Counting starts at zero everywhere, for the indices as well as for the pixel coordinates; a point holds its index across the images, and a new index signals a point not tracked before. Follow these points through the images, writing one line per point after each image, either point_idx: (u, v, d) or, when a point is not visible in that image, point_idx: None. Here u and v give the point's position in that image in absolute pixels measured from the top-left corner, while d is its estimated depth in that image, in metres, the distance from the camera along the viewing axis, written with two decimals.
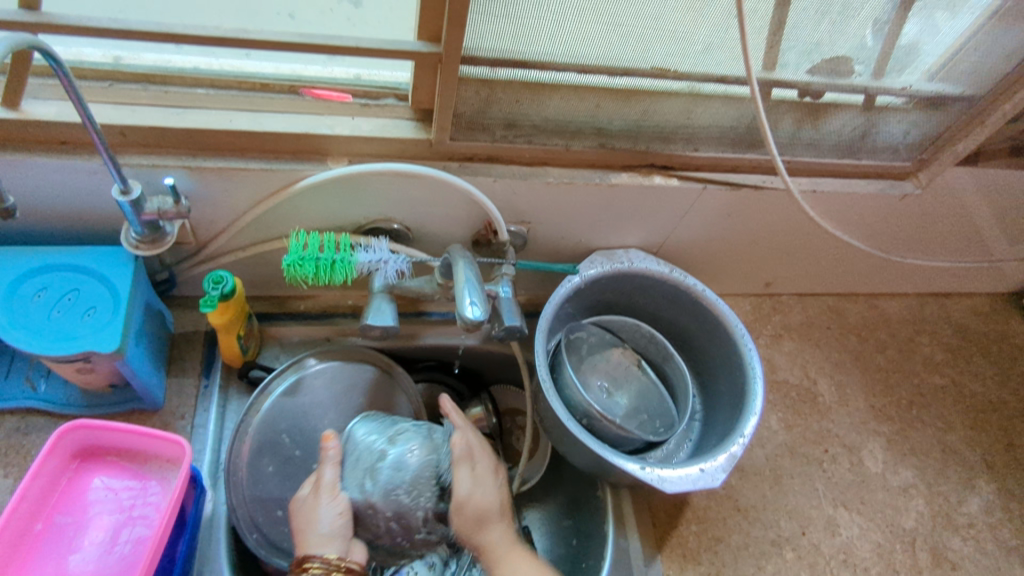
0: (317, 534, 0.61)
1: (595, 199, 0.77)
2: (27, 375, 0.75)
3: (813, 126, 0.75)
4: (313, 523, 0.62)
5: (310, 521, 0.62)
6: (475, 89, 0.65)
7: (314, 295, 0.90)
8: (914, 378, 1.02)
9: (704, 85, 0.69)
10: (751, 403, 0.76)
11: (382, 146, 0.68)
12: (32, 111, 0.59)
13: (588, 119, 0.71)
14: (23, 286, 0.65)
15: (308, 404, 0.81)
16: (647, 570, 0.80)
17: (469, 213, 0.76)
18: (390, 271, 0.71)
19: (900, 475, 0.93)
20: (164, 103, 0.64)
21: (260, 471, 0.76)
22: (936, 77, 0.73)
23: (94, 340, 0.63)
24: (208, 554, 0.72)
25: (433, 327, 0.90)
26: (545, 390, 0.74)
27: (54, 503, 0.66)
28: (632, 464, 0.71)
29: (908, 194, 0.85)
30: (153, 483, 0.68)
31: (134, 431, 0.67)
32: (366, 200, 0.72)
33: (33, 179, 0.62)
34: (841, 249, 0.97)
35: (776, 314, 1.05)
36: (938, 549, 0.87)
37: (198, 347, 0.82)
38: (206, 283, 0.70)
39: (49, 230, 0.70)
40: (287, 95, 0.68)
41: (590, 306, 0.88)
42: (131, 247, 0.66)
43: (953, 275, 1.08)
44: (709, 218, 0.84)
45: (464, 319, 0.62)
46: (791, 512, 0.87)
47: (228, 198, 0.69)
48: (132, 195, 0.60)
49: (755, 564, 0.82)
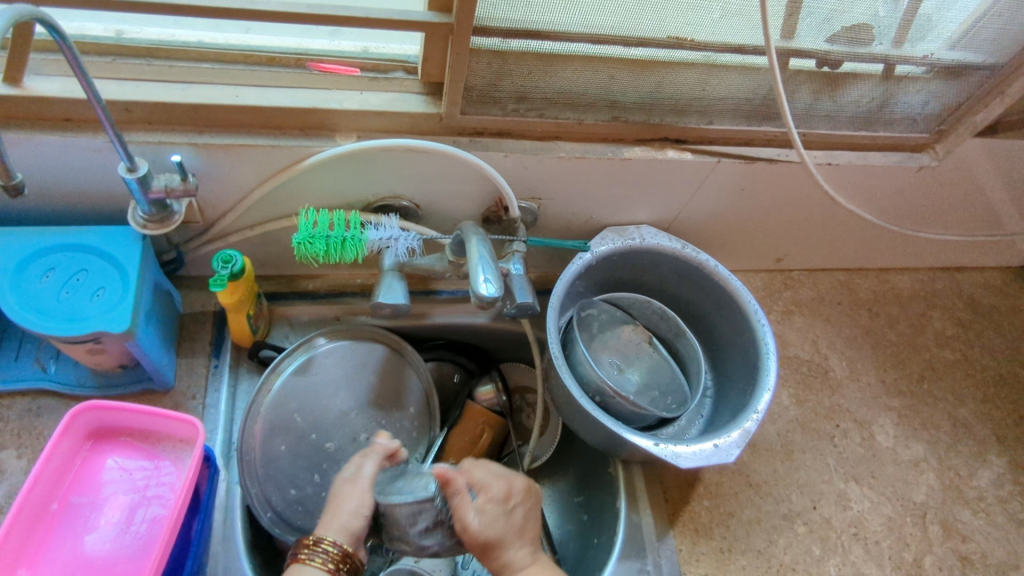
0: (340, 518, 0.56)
1: (607, 173, 0.76)
2: (37, 356, 0.74)
3: (831, 97, 0.74)
4: (340, 512, 0.57)
5: (338, 506, 0.57)
6: (487, 61, 0.63)
7: (322, 274, 0.89)
8: (925, 353, 1.02)
9: (721, 56, 0.67)
10: (765, 379, 0.76)
11: (391, 121, 0.67)
12: (35, 87, 0.58)
13: (601, 91, 0.69)
14: (29, 267, 0.64)
15: (318, 383, 0.80)
16: (660, 545, 0.80)
17: (480, 189, 0.75)
18: (400, 248, 0.70)
19: (912, 449, 0.93)
20: (169, 77, 0.62)
21: (273, 451, 0.76)
22: (957, 47, 0.71)
23: (104, 321, 0.62)
24: (224, 532, 0.72)
25: (443, 306, 0.90)
26: (559, 368, 0.73)
27: (69, 483, 0.66)
28: (645, 441, 0.71)
29: (924, 166, 0.83)
30: (167, 463, 0.68)
31: (146, 411, 0.66)
32: (376, 177, 0.71)
33: (38, 157, 0.61)
34: (855, 223, 0.96)
35: (787, 289, 1.05)
36: (948, 522, 0.87)
37: (208, 327, 0.81)
38: (216, 262, 0.69)
39: (54, 210, 0.69)
40: (294, 69, 0.66)
41: (601, 283, 0.87)
42: (137, 226, 0.64)
43: (965, 250, 1.07)
44: (723, 192, 0.83)
45: (477, 296, 0.61)
46: (802, 487, 0.87)
47: (235, 176, 0.68)
48: (138, 172, 0.59)
49: (767, 538, 0.83)
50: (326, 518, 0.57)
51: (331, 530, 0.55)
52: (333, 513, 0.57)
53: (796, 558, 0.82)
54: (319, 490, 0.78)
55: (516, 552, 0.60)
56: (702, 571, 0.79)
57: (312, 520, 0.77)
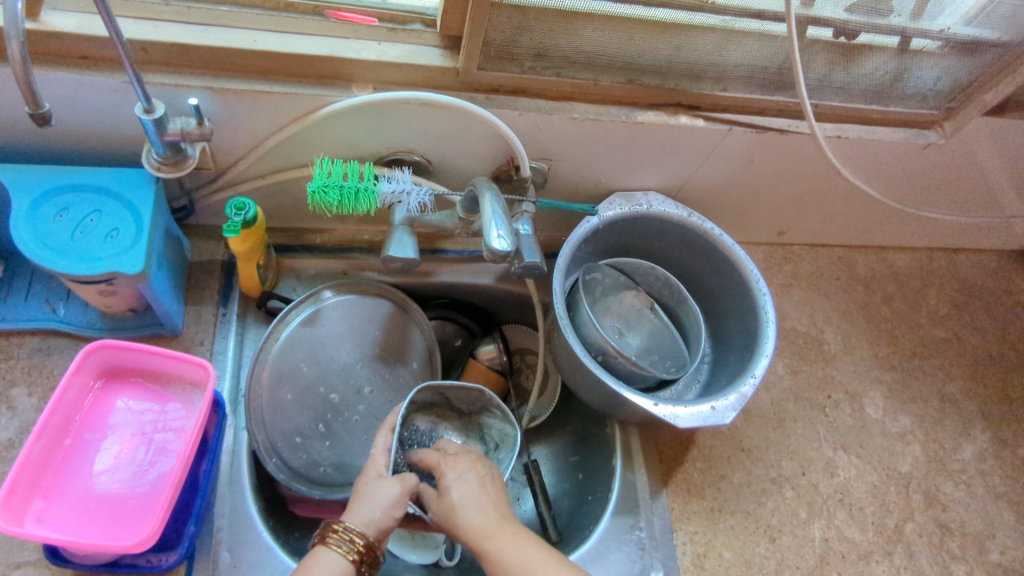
0: (368, 506, 0.59)
1: (618, 137, 0.76)
2: (47, 297, 0.75)
3: (845, 68, 0.74)
4: (372, 504, 0.59)
5: (370, 498, 0.60)
6: (508, 16, 0.63)
7: (330, 228, 0.89)
8: (918, 330, 1.04)
9: (741, 21, 0.67)
10: (763, 345, 0.78)
11: (408, 74, 0.67)
12: (51, 22, 0.58)
13: (619, 53, 0.69)
14: (44, 206, 0.64)
15: (325, 334, 0.82)
16: (653, 503, 0.83)
17: (492, 147, 0.75)
18: (413, 203, 0.71)
19: (899, 421, 0.95)
20: (187, 19, 0.62)
21: (279, 399, 0.78)
22: (974, 22, 0.71)
23: (118, 262, 0.63)
24: (230, 475, 0.73)
25: (449, 265, 0.90)
26: (563, 327, 0.74)
27: (81, 421, 0.67)
28: (645, 401, 0.73)
29: (932, 143, 0.84)
30: (178, 405, 0.70)
31: (159, 352, 0.68)
32: (390, 129, 0.71)
33: (55, 94, 0.61)
34: (858, 199, 0.97)
35: (787, 262, 1.06)
36: (930, 492, 0.90)
37: (216, 275, 0.81)
38: (229, 209, 0.69)
39: (68, 149, 0.69)
40: (313, 17, 0.65)
41: (606, 248, 0.88)
42: (152, 169, 0.65)
43: (964, 231, 1.09)
44: (732, 161, 0.84)
45: (490, 250, 0.62)
46: (792, 453, 0.90)
47: (249, 123, 0.68)
48: (155, 114, 0.59)
49: (756, 501, 0.85)
50: (357, 505, 0.59)
51: (365, 523, 0.58)
52: (368, 506, 0.59)
53: (783, 520, 0.85)
54: (322, 439, 0.79)
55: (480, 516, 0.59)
56: (693, 529, 0.82)
57: (315, 468, 0.78)
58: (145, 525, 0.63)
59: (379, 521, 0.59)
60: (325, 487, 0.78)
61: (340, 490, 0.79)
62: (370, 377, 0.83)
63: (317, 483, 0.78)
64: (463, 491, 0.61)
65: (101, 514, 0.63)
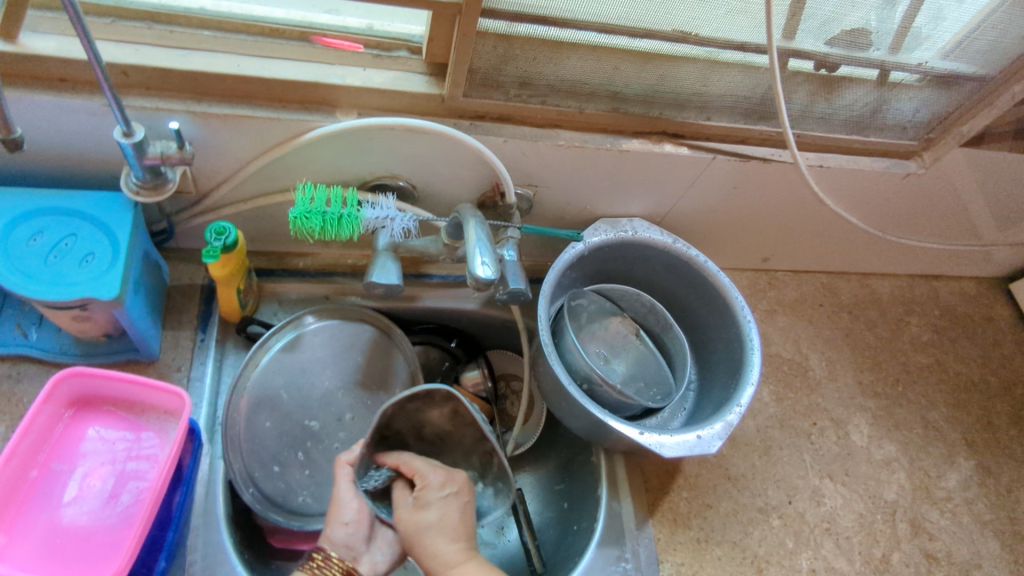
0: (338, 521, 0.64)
1: (604, 164, 0.76)
2: (18, 322, 0.73)
3: (826, 99, 0.75)
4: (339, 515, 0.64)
5: (336, 512, 0.64)
6: (493, 44, 0.63)
7: (313, 252, 0.88)
8: (901, 357, 1.04)
9: (723, 52, 0.68)
10: (748, 373, 0.77)
11: (392, 100, 0.67)
12: (30, 44, 0.57)
13: (604, 81, 0.70)
14: (17, 229, 0.63)
15: (306, 361, 0.80)
16: (638, 533, 0.81)
17: (478, 172, 0.75)
18: (396, 229, 0.70)
19: (884, 449, 0.95)
20: (169, 43, 0.62)
21: (257, 426, 0.76)
22: (951, 57, 0.73)
23: (93, 287, 0.61)
24: (205, 506, 0.71)
25: (434, 289, 0.89)
26: (548, 354, 0.74)
27: (49, 450, 0.65)
28: (630, 430, 0.72)
29: (911, 173, 0.85)
30: (150, 434, 0.67)
31: (131, 380, 0.66)
32: (374, 155, 0.71)
33: (32, 117, 0.60)
34: (841, 226, 0.98)
35: (771, 289, 1.06)
36: (916, 520, 0.90)
37: (195, 300, 0.80)
38: (208, 233, 0.68)
39: (46, 171, 0.68)
40: (297, 42, 0.66)
41: (591, 274, 0.88)
42: (131, 193, 0.64)
43: (944, 259, 1.10)
44: (717, 189, 0.84)
45: (474, 278, 0.62)
46: (779, 482, 0.89)
47: (232, 147, 0.67)
48: (135, 137, 0.58)
49: (743, 530, 0.84)
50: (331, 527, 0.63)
51: (330, 538, 0.63)
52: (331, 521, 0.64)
53: (770, 550, 0.83)
54: (302, 467, 0.77)
55: (447, 546, 0.58)
56: (679, 560, 0.80)
57: (294, 497, 0.76)
58: (112, 561, 0.61)
59: (341, 535, 0.63)
60: (304, 518, 0.76)
61: (319, 520, 0.76)
62: (352, 405, 0.81)
63: (295, 513, 0.76)
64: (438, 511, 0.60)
65: (67, 549, 0.61)
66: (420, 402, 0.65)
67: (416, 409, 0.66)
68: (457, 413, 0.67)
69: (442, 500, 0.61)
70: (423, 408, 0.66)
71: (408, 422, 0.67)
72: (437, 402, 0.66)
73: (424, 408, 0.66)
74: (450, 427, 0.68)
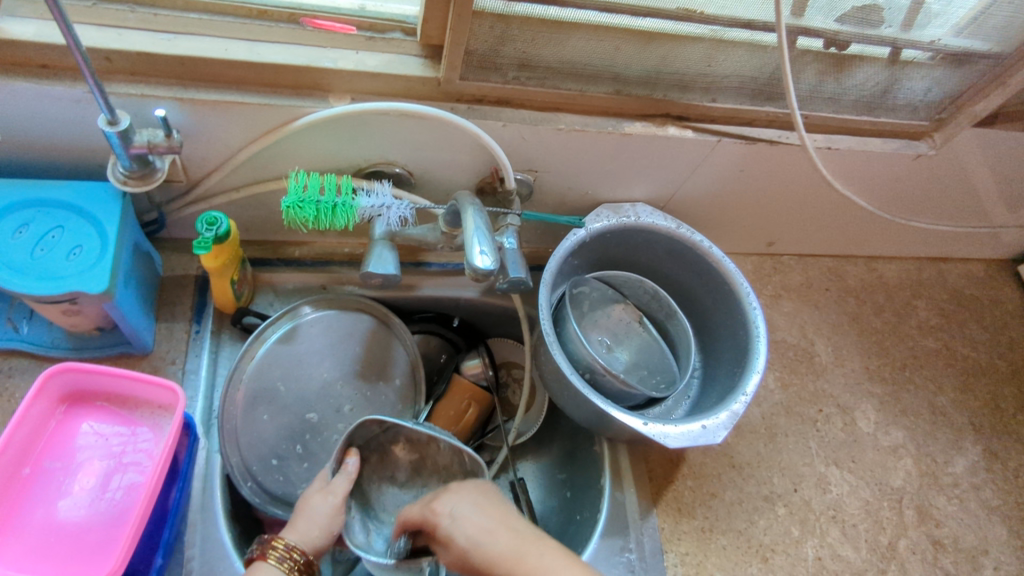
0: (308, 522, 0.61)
1: (605, 148, 0.74)
2: (8, 316, 0.71)
3: (836, 79, 0.73)
4: (310, 520, 0.61)
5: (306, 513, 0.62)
6: (490, 24, 0.61)
7: (310, 240, 0.86)
8: (909, 341, 1.03)
9: (729, 31, 0.66)
10: (754, 361, 0.76)
11: (388, 84, 0.65)
12: (8, 29, 0.55)
13: (605, 62, 0.67)
14: (2, 222, 0.62)
15: (303, 353, 0.79)
16: (642, 523, 0.80)
17: (476, 158, 0.73)
18: (393, 217, 0.68)
19: (891, 435, 0.94)
20: (154, 26, 0.59)
21: (254, 420, 0.75)
22: (964, 34, 0.70)
23: (81, 280, 0.59)
24: (202, 501, 0.70)
25: (432, 278, 0.88)
26: (550, 344, 0.72)
27: (41, 448, 0.64)
28: (634, 421, 0.70)
29: (922, 154, 0.83)
30: (145, 429, 0.66)
31: (124, 375, 0.64)
32: (369, 141, 0.69)
33: (13, 105, 0.58)
34: (847, 209, 0.96)
35: (777, 274, 1.05)
36: (923, 507, 0.89)
37: (189, 292, 0.78)
38: (200, 224, 0.66)
39: (32, 161, 0.66)
40: (287, 25, 0.63)
41: (594, 261, 0.86)
42: (118, 183, 0.62)
43: (953, 241, 1.08)
44: (722, 172, 0.82)
45: (472, 268, 0.60)
46: (784, 469, 0.88)
47: (222, 134, 0.65)
48: (120, 126, 0.56)
49: (747, 519, 0.83)
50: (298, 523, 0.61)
51: (298, 534, 0.60)
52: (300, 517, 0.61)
53: (775, 539, 0.83)
54: (300, 460, 0.76)
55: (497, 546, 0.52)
56: (683, 550, 0.80)
57: (292, 490, 0.75)
58: (108, 558, 0.60)
59: (307, 534, 0.60)
60: None
61: None
62: (351, 397, 0.80)
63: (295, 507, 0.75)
64: (468, 523, 0.54)
65: (61, 548, 0.60)
66: (374, 450, 0.71)
67: (376, 460, 0.71)
68: (411, 438, 0.71)
69: (458, 519, 0.55)
70: (381, 457, 0.71)
71: (378, 472, 0.71)
72: (390, 441, 0.71)
73: (380, 454, 0.71)
74: (417, 456, 0.71)
